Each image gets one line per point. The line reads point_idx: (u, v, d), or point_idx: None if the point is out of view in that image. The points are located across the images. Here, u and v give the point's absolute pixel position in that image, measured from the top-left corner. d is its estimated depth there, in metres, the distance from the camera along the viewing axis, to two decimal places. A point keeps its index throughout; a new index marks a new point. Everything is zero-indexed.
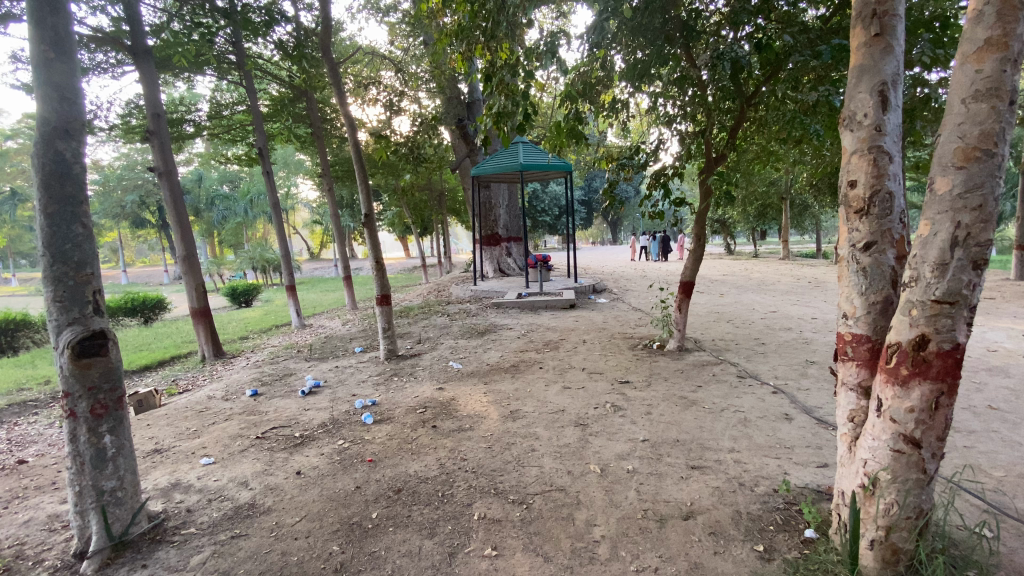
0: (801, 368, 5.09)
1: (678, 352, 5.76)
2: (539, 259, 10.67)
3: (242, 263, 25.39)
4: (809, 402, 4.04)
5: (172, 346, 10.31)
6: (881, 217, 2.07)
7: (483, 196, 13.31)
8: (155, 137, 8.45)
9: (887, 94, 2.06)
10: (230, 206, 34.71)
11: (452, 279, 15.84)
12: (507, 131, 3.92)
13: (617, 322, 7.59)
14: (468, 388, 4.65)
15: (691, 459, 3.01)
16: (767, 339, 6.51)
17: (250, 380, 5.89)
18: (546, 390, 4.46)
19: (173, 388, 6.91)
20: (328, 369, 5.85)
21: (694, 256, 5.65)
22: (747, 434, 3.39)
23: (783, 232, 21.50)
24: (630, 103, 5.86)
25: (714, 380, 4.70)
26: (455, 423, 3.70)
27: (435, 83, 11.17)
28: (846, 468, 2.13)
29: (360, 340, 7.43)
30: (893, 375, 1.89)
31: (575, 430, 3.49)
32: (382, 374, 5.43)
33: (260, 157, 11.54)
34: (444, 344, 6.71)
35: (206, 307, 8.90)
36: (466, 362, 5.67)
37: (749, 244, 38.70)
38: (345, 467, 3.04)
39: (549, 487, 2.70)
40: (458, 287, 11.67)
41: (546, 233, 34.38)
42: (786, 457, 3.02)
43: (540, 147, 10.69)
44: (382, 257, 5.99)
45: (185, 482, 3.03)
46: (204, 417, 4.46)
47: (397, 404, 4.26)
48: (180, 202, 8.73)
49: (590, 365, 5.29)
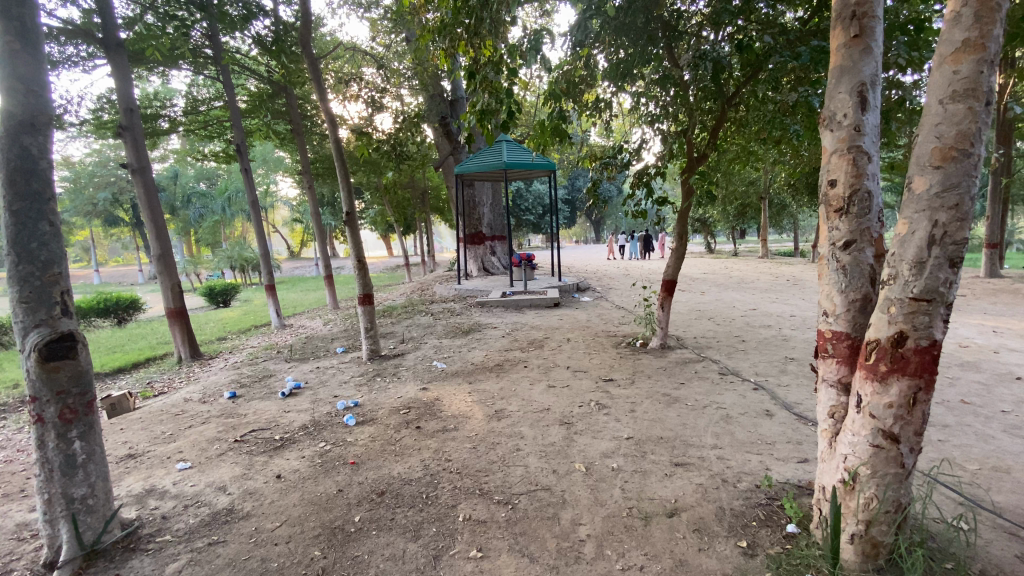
0: (781, 364, 5.17)
1: (661, 350, 5.81)
2: (523, 258, 10.66)
3: (220, 262, 24.89)
4: (790, 398, 4.10)
5: (147, 347, 10.05)
6: (860, 216, 2.09)
7: (466, 195, 13.25)
8: (129, 133, 8.20)
9: (866, 94, 2.09)
10: (207, 204, 34.00)
11: (436, 278, 15.74)
12: (491, 130, 3.90)
13: (600, 320, 7.63)
14: (452, 387, 4.62)
15: (675, 456, 3.03)
16: (747, 336, 6.61)
17: (228, 381, 5.77)
18: (531, 389, 4.46)
19: (148, 391, 6.74)
20: (309, 370, 5.76)
21: (675, 255, 5.69)
22: (729, 430, 3.42)
23: (762, 231, 21.89)
24: (612, 103, 5.91)
25: (697, 377, 4.75)
26: (440, 423, 3.67)
27: (417, 80, 11.08)
28: (826, 464, 2.15)
29: (342, 340, 7.33)
30: (872, 372, 1.92)
31: (560, 428, 3.49)
32: (364, 374, 5.37)
33: (238, 154, 11.33)
34: (427, 343, 6.67)
35: (183, 307, 8.69)
36: (450, 362, 5.64)
37: (728, 243, 39.36)
38: (326, 470, 2.99)
39: (535, 486, 2.69)
40: (441, 286, 11.60)
41: (530, 232, 34.47)
42: (768, 453, 3.07)
43: (523, 146, 10.70)
44: (364, 256, 5.90)
45: (160, 488, 2.95)
46: (180, 421, 4.35)
47: (380, 405, 4.20)
48: (155, 200, 8.50)
49: (574, 363, 5.30)
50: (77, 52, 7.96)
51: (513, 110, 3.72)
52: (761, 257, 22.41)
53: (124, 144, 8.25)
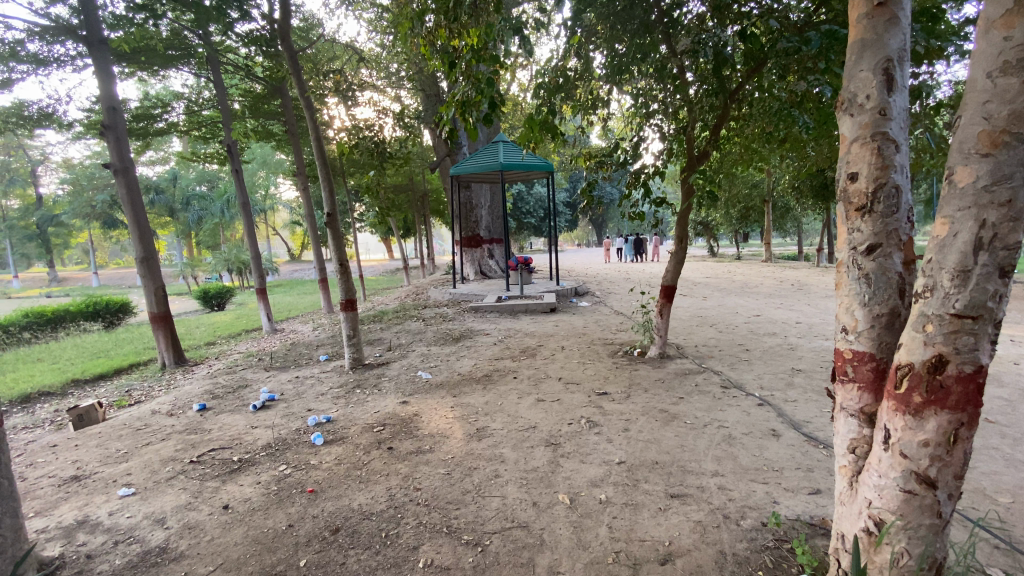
0: (788, 377, 4.83)
1: (660, 359, 5.48)
2: (520, 262, 10.33)
3: (217, 265, 24.66)
4: (798, 416, 3.77)
5: (132, 353, 9.76)
6: (886, 215, 1.76)
7: (463, 197, 12.94)
8: (111, 132, 7.95)
9: (892, 73, 1.77)
10: (206, 206, 33.86)
11: (433, 281, 15.45)
12: (474, 123, 3.60)
13: (597, 327, 7.30)
14: (434, 401, 4.29)
15: (670, 485, 2.71)
16: (751, 345, 6.28)
17: (202, 391, 5.47)
18: (517, 404, 4.13)
19: (124, 400, 6.46)
20: (287, 380, 5.45)
21: (675, 259, 5.37)
22: (731, 454, 3.10)
23: (766, 235, 21.53)
24: (608, 100, 5.62)
25: (697, 391, 4.41)
26: (414, 443, 3.35)
27: (413, 80, 10.81)
28: (846, 508, 1.83)
29: (327, 347, 7.01)
30: (903, 404, 1.60)
31: (545, 450, 3.17)
32: (343, 385, 5.04)
33: (229, 155, 11.08)
34: (415, 351, 6.35)
35: (167, 311, 8.40)
36: (436, 372, 5.32)
37: (732, 247, 39.03)
38: (280, 499, 2.69)
39: (510, 523, 2.37)
40: (436, 290, 11.27)
41: (531, 235, 34.20)
42: (775, 482, 2.74)
43: (520, 146, 10.42)
44: (347, 259, 5.60)
45: (93, 519, 2.66)
46: (140, 437, 4.05)
47: (354, 422, 3.88)
48: (139, 201, 8.23)
49: (567, 374, 4.97)
50: (60, 49, 7.70)
51: (497, 99, 3.41)
52: (765, 261, 22.02)
53: (107, 143, 8.00)
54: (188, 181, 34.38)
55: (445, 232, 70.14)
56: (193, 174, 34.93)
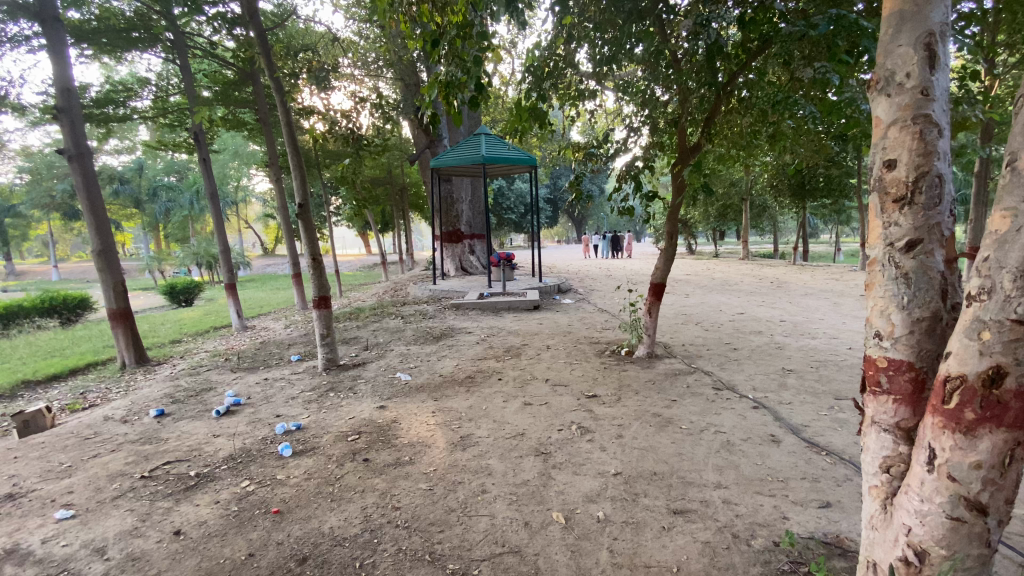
0: (780, 378, 4.70)
1: (648, 359, 5.31)
2: (502, 257, 10.07)
3: (186, 258, 23.79)
4: (796, 420, 3.62)
5: (90, 351, 9.19)
6: (928, 208, 1.58)
7: (443, 190, 12.58)
8: (66, 115, 7.39)
9: (935, 47, 1.57)
10: (174, 198, 32.66)
11: (411, 277, 15.09)
12: (459, 107, 3.35)
13: (582, 325, 7.10)
14: (413, 405, 4.02)
15: (672, 499, 2.51)
16: (739, 344, 6.16)
17: (162, 394, 5.08)
18: (503, 408, 3.89)
19: (77, 403, 6.00)
20: (254, 383, 5.09)
21: (665, 256, 5.19)
22: (732, 463, 2.92)
23: (744, 233, 21.72)
24: (594, 91, 5.41)
25: (689, 393, 4.23)
26: (392, 454, 3.08)
27: (392, 68, 10.42)
28: (880, 533, 1.65)
29: (299, 347, 6.65)
30: (952, 420, 1.41)
31: (535, 461, 2.94)
32: (316, 389, 4.72)
33: (197, 144, 10.54)
34: (393, 350, 6.06)
35: (127, 307, 7.88)
36: (416, 373, 5.03)
37: (709, 245, 39.45)
38: (241, 523, 2.41)
39: (501, 548, 2.14)
40: (415, 286, 10.94)
41: (511, 232, 34.00)
42: (782, 495, 2.57)
43: (502, 139, 10.14)
44: (320, 253, 5.26)
45: (23, 549, 2.35)
46: (87, 447, 3.68)
47: (326, 430, 3.58)
48: (95, 191, 7.69)
49: (553, 375, 4.75)
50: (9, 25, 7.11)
51: (483, 82, 3.17)
52: (743, 259, 22.22)
53: (60, 128, 7.42)
54: (155, 171, 33.08)
55: (423, 228, 69.36)
56: (160, 165, 33.63)
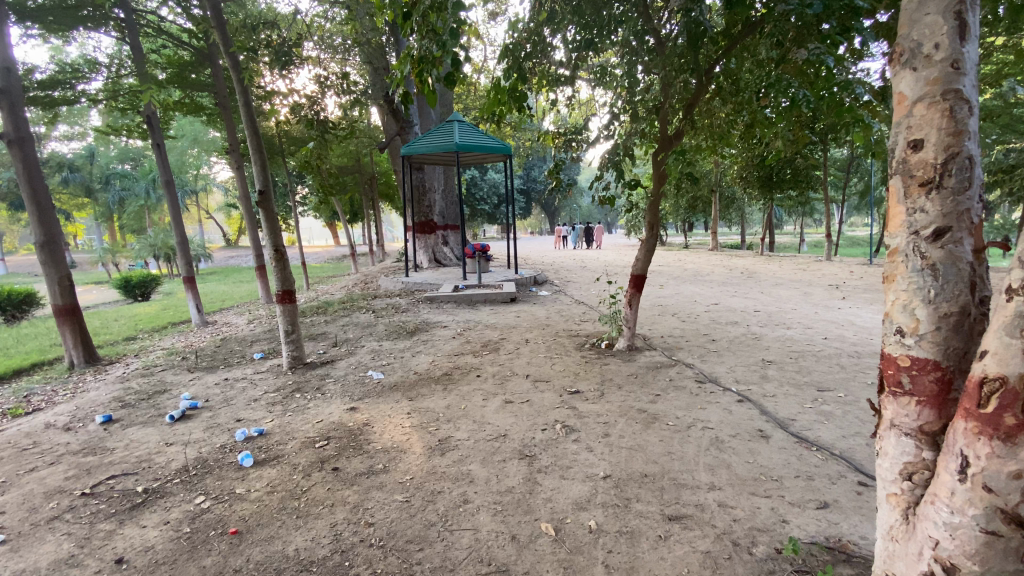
0: (761, 369, 4.65)
1: (629, 352, 5.19)
2: (476, 248, 9.81)
3: (142, 250, 22.68)
4: (782, 414, 3.55)
5: (34, 350, 8.55)
6: (957, 192, 1.48)
7: (415, 179, 12.19)
8: (4, 96, 6.67)
9: (966, 17, 1.48)
10: (128, 186, 31.05)
11: (382, 269, 14.68)
12: (433, 85, 3.11)
13: (560, 318, 6.94)
14: (387, 406, 3.78)
15: (666, 503, 2.37)
16: (717, 335, 6.12)
17: (111, 397, 4.68)
18: (483, 407, 3.69)
19: (17, 407, 5.52)
20: (214, 384, 4.74)
21: (646, 248, 5.07)
22: (724, 461, 2.80)
23: (714, 224, 22.03)
24: (572, 76, 5.22)
25: (673, 387, 4.12)
26: (365, 462, 2.85)
27: (360, 51, 9.97)
28: (902, 546, 1.54)
29: (263, 344, 6.27)
30: (987, 426, 1.27)
31: (520, 464, 2.76)
32: (280, 390, 4.41)
33: (150, 128, 9.86)
34: (364, 347, 5.77)
35: (75, 304, 7.29)
36: (388, 371, 4.77)
37: (679, 236, 40.01)
38: (193, 547, 2.16)
39: (486, 568, 1.96)
40: (387, 279, 10.59)
41: (483, 223, 33.63)
42: (778, 496, 2.46)
43: (476, 126, 9.85)
44: (283, 245, 4.93)
45: None
46: (22, 459, 3.31)
47: (291, 435, 3.31)
48: (38, 179, 6.99)
49: (533, 371, 4.56)
50: None
51: (460, 59, 2.96)
52: (712, 250, 22.53)
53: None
54: (107, 158, 31.34)
55: (394, 219, 68.18)
56: (113, 152, 31.91)
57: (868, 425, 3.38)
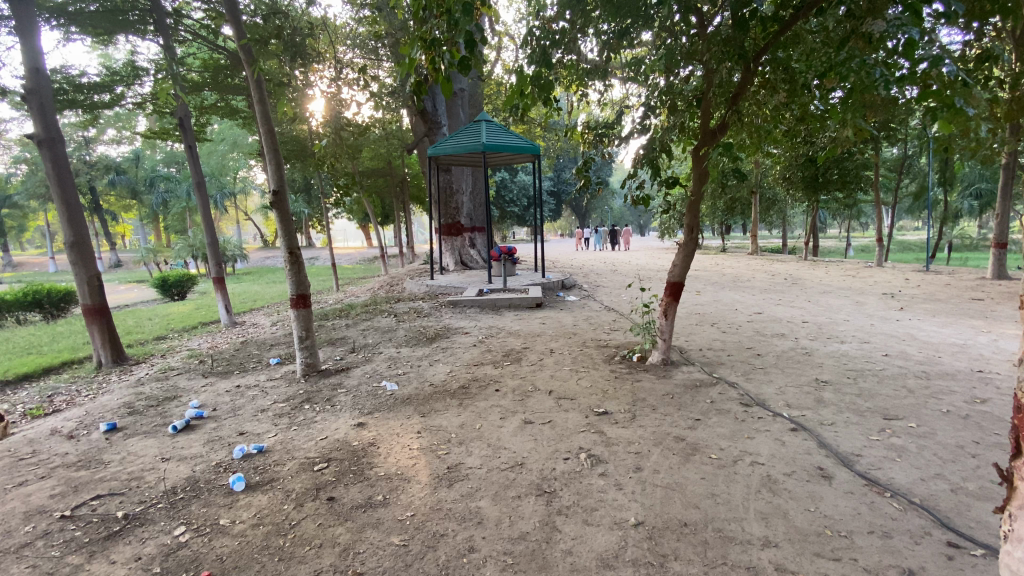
0: (814, 391, 4.14)
1: (663, 367, 4.76)
2: (503, 252, 9.49)
3: (181, 250, 23.41)
4: (845, 447, 3.07)
5: (68, 349, 8.69)
6: None
7: (442, 180, 11.97)
8: (34, 97, 6.76)
9: None
10: (171, 189, 32.24)
11: (410, 271, 14.53)
12: (447, 73, 2.86)
13: (589, 326, 6.53)
14: (396, 423, 3.47)
15: (710, 564, 1.99)
16: (761, 349, 5.59)
17: (121, 402, 4.55)
18: (500, 429, 3.33)
19: (37, 408, 5.49)
20: (225, 391, 4.56)
21: (684, 253, 4.63)
22: (780, 508, 2.38)
23: (753, 228, 21.07)
24: (605, 67, 4.82)
25: (715, 411, 3.67)
26: (364, 491, 2.55)
27: (388, 51, 9.75)
28: None
29: (280, 348, 6.11)
30: None
31: (536, 503, 2.40)
32: (289, 400, 4.18)
33: (182, 131, 9.87)
34: (382, 353, 5.53)
35: (103, 303, 7.33)
36: (403, 382, 4.47)
37: (715, 239, 38.74)
38: None
39: None
40: (412, 282, 10.39)
41: (513, 225, 33.37)
42: (850, 560, 2.03)
43: (504, 126, 9.53)
44: (297, 247, 4.71)
45: None
46: (17, 471, 3.17)
47: (291, 455, 3.05)
48: (68, 180, 7.08)
49: (558, 387, 4.18)
50: None
51: (477, 37, 2.65)
52: (751, 254, 21.58)
53: (28, 110, 6.81)
54: (153, 161, 32.62)
55: (424, 221, 68.88)
56: (159, 156, 33.19)
57: (950, 464, 2.87)
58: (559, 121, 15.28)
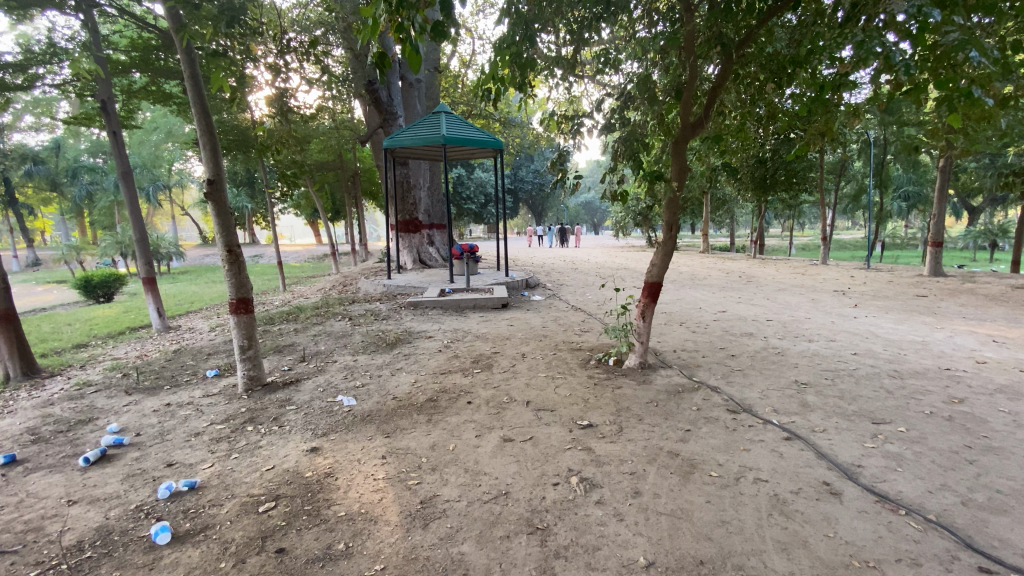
0: (797, 394, 4.02)
1: (641, 371, 4.52)
2: (464, 250, 9.09)
3: (107, 247, 21.43)
4: (844, 458, 2.90)
5: None
6: None
7: (399, 174, 11.38)
8: None
9: None
10: (96, 180, 29.53)
11: (364, 270, 13.83)
12: (414, 41, 2.41)
13: (558, 327, 6.25)
14: (355, 447, 3.03)
15: None
16: (735, 349, 5.48)
17: (23, 427, 3.83)
18: (476, 449, 2.96)
19: None
20: (152, 412, 3.94)
21: (663, 252, 4.41)
22: (798, 535, 2.15)
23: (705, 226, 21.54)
24: (579, 50, 4.50)
25: (703, 420, 3.45)
26: (322, 538, 2.13)
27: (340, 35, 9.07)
28: None
29: (220, 358, 5.46)
30: None
31: (530, 544, 2.07)
32: (229, 420, 3.63)
33: (106, 117, 8.80)
34: (337, 362, 5.03)
35: (10, 308, 6.35)
36: (362, 395, 4.02)
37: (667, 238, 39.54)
38: None
39: None
40: (366, 281, 9.81)
41: (469, 222, 32.78)
42: None
43: (464, 119, 9.09)
44: (236, 245, 4.15)
45: None
46: None
47: (231, 492, 2.57)
48: None
49: (535, 397, 3.85)
50: None
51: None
52: (704, 252, 22.06)
53: None
54: (77, 151, 30.00)
55: (376, 218, 66.91)
56: (83, 145, 30.52)
57: (951, 472, 2.74)
58: (518, 117, 14.96)
